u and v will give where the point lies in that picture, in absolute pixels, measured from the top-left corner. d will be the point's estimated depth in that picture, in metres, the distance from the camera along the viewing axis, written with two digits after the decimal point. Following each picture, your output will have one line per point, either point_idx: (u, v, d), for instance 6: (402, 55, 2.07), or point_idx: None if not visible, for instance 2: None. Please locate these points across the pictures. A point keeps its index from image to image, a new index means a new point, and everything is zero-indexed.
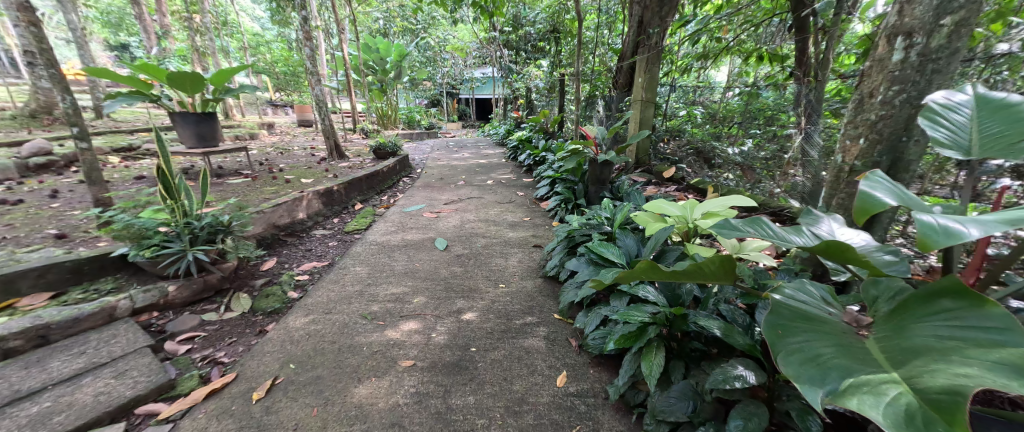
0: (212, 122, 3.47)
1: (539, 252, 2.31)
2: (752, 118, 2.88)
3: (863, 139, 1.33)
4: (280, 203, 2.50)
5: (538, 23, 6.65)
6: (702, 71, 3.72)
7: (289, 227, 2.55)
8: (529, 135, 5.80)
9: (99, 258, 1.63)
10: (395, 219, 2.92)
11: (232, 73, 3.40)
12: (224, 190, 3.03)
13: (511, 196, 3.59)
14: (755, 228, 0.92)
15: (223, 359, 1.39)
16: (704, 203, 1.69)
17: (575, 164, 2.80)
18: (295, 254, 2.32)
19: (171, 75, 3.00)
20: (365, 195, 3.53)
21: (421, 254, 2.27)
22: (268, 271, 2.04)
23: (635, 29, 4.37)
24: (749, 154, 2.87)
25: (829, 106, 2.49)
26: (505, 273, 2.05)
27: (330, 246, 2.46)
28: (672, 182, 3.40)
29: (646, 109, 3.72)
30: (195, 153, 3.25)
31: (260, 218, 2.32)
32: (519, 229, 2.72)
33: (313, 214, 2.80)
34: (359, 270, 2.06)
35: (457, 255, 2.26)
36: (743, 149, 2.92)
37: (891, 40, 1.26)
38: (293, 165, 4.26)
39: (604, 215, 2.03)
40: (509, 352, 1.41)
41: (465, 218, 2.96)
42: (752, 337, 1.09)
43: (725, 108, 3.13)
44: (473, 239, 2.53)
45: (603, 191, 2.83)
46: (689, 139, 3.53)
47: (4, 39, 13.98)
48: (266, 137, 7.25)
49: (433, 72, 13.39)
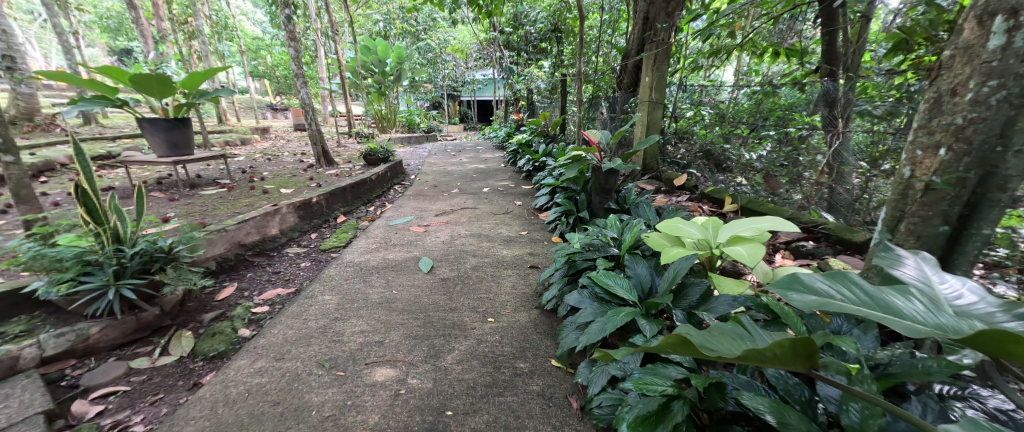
0: (185, 129, 3.23)
1: (535, 275, 2.03)
2: (764, 118, 2.62)
3: (944, 150, 1.04)
4: (246, 219, 2.25)
5: (538, 23, 6.40)
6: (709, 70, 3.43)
7: (257, 246, 2.30)
8: (528, 139, 5.53)
9: (8, 294, 1.37)
10: (379, 234, 2.66)
11: (206, 77, 3.16)
12: (192, 203, 2.77)
13: (508, 206, 3.32)
14: (842, 291, 0.69)
15: (137, 428, 1.12)
16: (732, 225, 1.41)
17: (576, 172, 2.54)
18: (259, 279, 2.05)
19: (137, 78, 2.75)
20: (350, 206, 3.26)
21: (401, 278, 2.00)
22: (222, 303, 1.78)
23: (639, 27, 4.22)
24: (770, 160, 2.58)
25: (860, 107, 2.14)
26: (495, 302, 1.77)
27: (302, 267, 2.20)
28: (683, 190, 3.08)
29: (654, 111, 3.39)
30: (164, 163, 3.00)
31: (220, 236, 2.06)
32: (514, 246, 2.44)
33: (286, 230, 2.54)
34: (327, 299, 1.79)
35: (442, 279, 1.98)
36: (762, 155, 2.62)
37: (983, 21, 0.97)
38: (277, 173, 4.02)
39: (611, 234, 1.76)
40: (492, 417, 1.13)
41: (455, 232, 2.69)
42: (817, 421, 0.80)
43: (734, 108, 2.87)
44: (462, 258, 2.26)
45: (608, 202, 2.56)
46: (698, 142, 3.24)
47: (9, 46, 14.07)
48: (259, 143, 7.03)
49: (433, 75, 13.19)
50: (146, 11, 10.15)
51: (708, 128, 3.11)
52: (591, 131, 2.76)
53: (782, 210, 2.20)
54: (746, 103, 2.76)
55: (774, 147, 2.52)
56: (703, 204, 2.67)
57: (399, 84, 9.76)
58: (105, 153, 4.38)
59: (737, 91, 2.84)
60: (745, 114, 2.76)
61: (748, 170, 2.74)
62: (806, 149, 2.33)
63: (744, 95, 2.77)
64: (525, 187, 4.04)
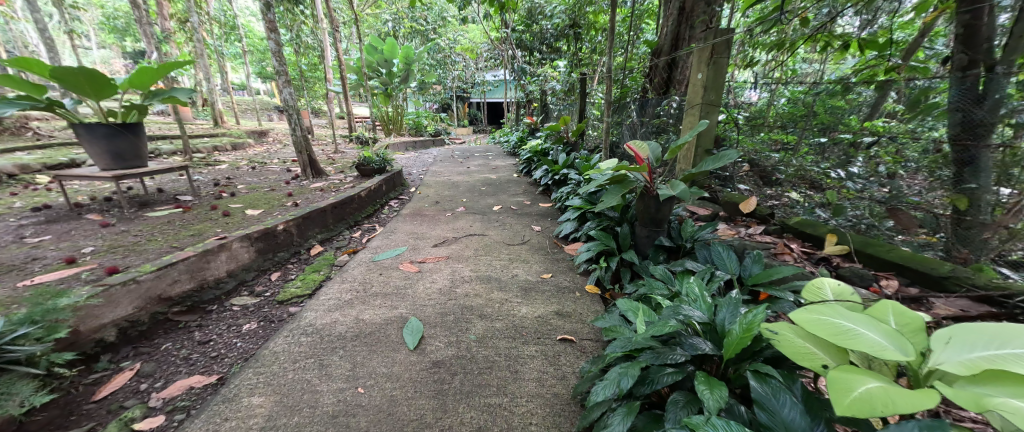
0: (131, 135, 2.67)
1: (570, 358, 1.39)
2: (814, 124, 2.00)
3: None
4: (172, 262, 1.67)
5: (555, 18, 5.85)
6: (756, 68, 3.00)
7: (189, 298, 1.71)
8: (546, 146, 4.94)
9: None
10: (359, 275, 2.05)
11: (157, 72, 2.64)
12: (128, 231, 2.22)
13: (524, 233, 2.67)
14: None
15: None
16: (962, 337, 0.76)
17: (618, 199, 1.90)
18: (173, 355, 1.44)
19: (61, 72, 2.23)
20: (330, 231, 2.67)
21: (375, 360, 1.37)
22: (98, 409, 1.18)
23: (674, 18, 3.85)
24: (863, 179, 1.81)
25: (1004, 111, 1.43)
26: (512, 419, 1.12)
27: (241, 333, 1.58)
28: (750, 217, 2.30)
29: (709, 115, 2.58)
30: (104, 178, 2.45)
31: (126, 292, 1.48)
32: (535, 300, 1.79)
33: (234, 271, 1.94)
34: (256, 406, 1.16)
35: (433, 364, 1.35)
36: (852, 171, 1.85)
37: None
38: (254, 187, 3.45)
39: (696, 315, 1.10)
40: None
41: (456, 274, 2.05)
42: None
43: (780, 113, 2.23)
44: (464, 321, 1.62)
45: (658, 236, 1.95)
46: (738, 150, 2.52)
47: (24, 50, 14.23)
48: (253, 149, 6.53)
49: (442, 76, 12.67)
50: (151, 10, 9.80)
51: (746, 136, 2.45)
52: (636, 143, 2.10)
53: (932, 261, 1.48)
54: (783, 111, 2.18)
55: (869, 160, 1.79)
56: (787, 241, 1.95)
57: (406, 85, 9.29)
58: (67, 161, 3.87)
59: (771, 95, 2.25)
60: (809, 112, 2.04)
61: (821, 191, 2.03)
62: (878, 162, 1.76)
63: (780, 104, 2.21)
64: (542, 205, 3.40)
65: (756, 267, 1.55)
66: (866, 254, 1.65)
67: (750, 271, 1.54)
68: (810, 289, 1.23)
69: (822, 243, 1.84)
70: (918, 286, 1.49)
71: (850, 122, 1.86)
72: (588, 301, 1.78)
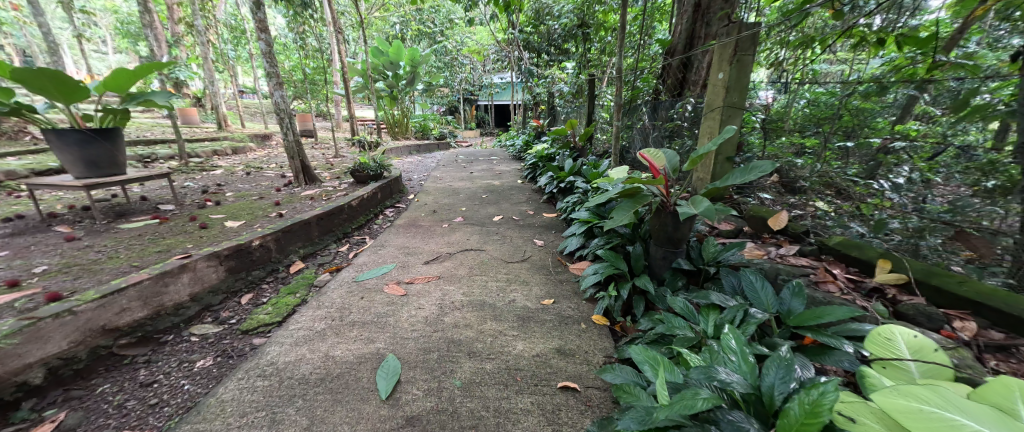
0: (106, 142, 2.50)
1: (572, 416, 1.14)
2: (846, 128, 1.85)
3: None
4: (120, 288, 1.46)
5: (563, 18, 5.63)
6: (780, 67, 2.75)
7: (141, 328, 1.51)
8: (552, 151, 4.70)
9: None
10: (337, 299, 1.83)
11: (133, 75, 2.46)
12: (92, 246, 2.04)
13: (525, 249, 2.43)
14: None
15: None
16: None
17: (631, 216, 1.65)
18: (107, 402, 1.23)
19: (23, 73, 2.06)
20: (315, 245, 2.46)
21: (337, 415, 1.14)
22: None
23: (689, 15, 3.65)
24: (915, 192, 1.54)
25: None
26: None
27: (191, 373, 1.38)
28: (779, 234, 2.02)
29: (730, 119, 2.30)
30: (73, 187, 2.28)
31: (59, 325, 1.28)
32: (532, 334, 1.55)
33: (197, 294, 1.74)
34: None
35: (406, 421, 1.12)
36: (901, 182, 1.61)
37: None
38: (242, 195, 3.27)
39: (734, 378, 0.86)
40: None
41: (446, 298, 1.82)
42: None
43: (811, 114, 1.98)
44: (449, 360, 1.39)
45: (675, 258, 1.70)
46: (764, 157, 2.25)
47: (42, 55, 14.52)
48: (254, 152, 6.42)
49: (449, 78, 12.51)
50: (161, 14, 9.83)
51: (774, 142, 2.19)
52: (650, 151, 1.79)
53: (1020, 300, 1.21)
54: (806, 113, 2.02)
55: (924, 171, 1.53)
56: (827, 265, 1.68)
57: (411, 87, 9.14)
58: (56, 167, 3.75)
59: (790, 99, 2.09)
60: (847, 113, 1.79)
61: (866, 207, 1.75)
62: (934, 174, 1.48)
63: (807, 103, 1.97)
64: (547, 215, 3.15)
65: (797, 302, 1.28)
66: (930, 286, 1.38)
67: (790, 307, 1.27)
68: (873, 338, 1.00)
69: (872, 269, 1.57)
70: (1003, 330, 1.23)
71: (880, 125, 1.72)
72: (595, 335, 1.53)
